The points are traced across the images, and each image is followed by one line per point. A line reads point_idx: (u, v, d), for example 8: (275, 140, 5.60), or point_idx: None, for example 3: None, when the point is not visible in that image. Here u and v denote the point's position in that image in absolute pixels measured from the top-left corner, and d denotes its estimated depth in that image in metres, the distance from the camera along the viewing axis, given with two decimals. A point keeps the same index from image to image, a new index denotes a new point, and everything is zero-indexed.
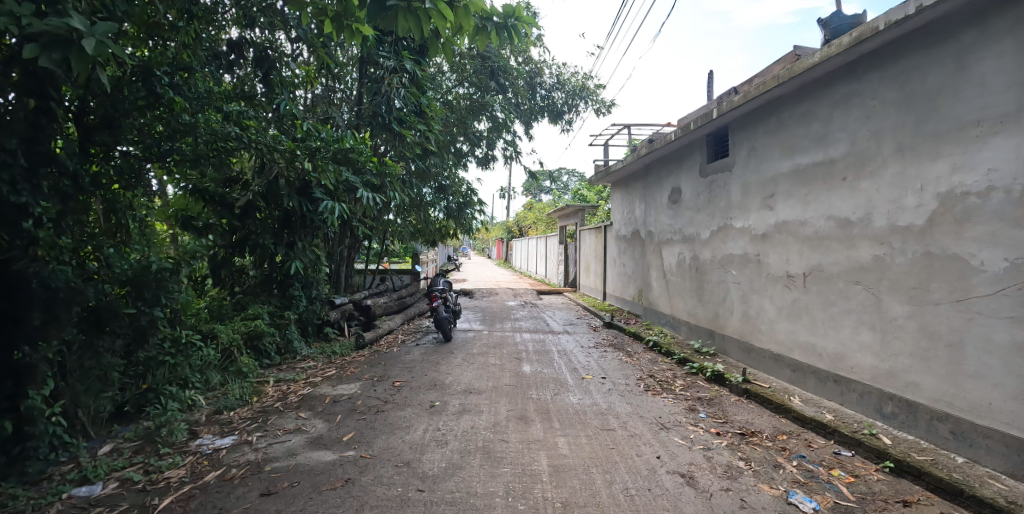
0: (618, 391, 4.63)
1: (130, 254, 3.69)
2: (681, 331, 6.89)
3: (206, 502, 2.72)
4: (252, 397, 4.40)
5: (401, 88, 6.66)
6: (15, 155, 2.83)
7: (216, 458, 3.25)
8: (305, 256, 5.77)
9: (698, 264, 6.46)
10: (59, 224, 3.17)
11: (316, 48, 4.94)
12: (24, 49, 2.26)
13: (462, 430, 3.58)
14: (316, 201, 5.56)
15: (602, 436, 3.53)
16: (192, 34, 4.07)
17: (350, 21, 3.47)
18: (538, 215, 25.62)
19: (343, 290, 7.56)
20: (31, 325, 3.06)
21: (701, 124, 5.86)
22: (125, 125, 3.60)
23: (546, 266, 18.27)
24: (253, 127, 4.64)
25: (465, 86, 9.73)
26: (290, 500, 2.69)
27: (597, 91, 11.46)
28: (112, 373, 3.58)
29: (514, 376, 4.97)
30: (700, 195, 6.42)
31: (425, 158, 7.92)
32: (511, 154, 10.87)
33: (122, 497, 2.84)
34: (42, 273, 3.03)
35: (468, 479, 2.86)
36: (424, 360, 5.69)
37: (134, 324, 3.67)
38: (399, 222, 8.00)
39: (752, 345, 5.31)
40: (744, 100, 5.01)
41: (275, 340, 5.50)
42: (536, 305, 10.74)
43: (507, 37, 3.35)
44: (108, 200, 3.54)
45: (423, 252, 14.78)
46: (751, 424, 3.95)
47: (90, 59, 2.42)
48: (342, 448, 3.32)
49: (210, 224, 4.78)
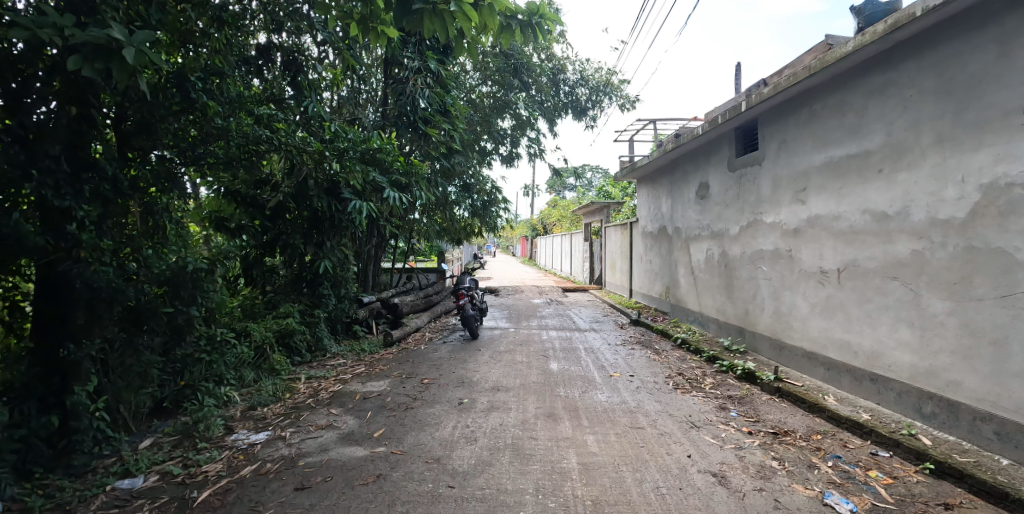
0: (647, 388, 4.59)
1: (168, 255, 3.82)
2: (710, 329, 6.78)
3: (244, 495, 2.79)
4: (284, 394, 4.47)
5: (426, 88, 6.76)
6: (58, 161, 3.01)
7: (251, 453, 3.33)
8: (334, 256, 5.87)
9: (727, 259, 6.34)
10: (100, 227, 3.31)
11: (341, 49, 5.03)
12: (69, 61, 2.39)
13: (491, 427, 3.59)
14: (344, 201, 5.66)
15: (632, 434, 3.50)
16: (224, 40, 4.14)
17: (377, 23, 3.50)
18: (562, 212, 25.49)
19: (371, 288, 7.65)
20: (74, 324, 3.22)
21: (729, 117, 5.73)
22: (161, 129, 3.70)
23: (572, 264, 18.18)
24: (283, 129, 4.78)
25: (489, 84, 9.75)
26: (324, 494, 2.73)
27: (621, 87, 11.32)
28: (151, 371, 3.71)
29: (542, 374, 4.96)
30: (728, 190, 6.32)
31: (449, 157, 7.92)
32: (535, 151, 10.85)
33: (163, 490, 2.93)
34: (84, 273, 3.18)
35: (497, 476, 2.86)
36: (450, 358, 5.70)
37: (172, 323, 3.81)
38: (424, 221, 8.07)
39: (784, 343, 5.18)
40: (773, 92, 4.89)
41: (306, 338, 5.59)
42: (562, 304, 10.50)
43: (532, 35, 3.34)
44: (146, 204, 3.67)
45: (448, 251, 15.02)
46: (784, 423, 3.86)
47: (131, 67, 2.51)
48: (373, 444, 3.36)
49: (242, 226, 4.91)
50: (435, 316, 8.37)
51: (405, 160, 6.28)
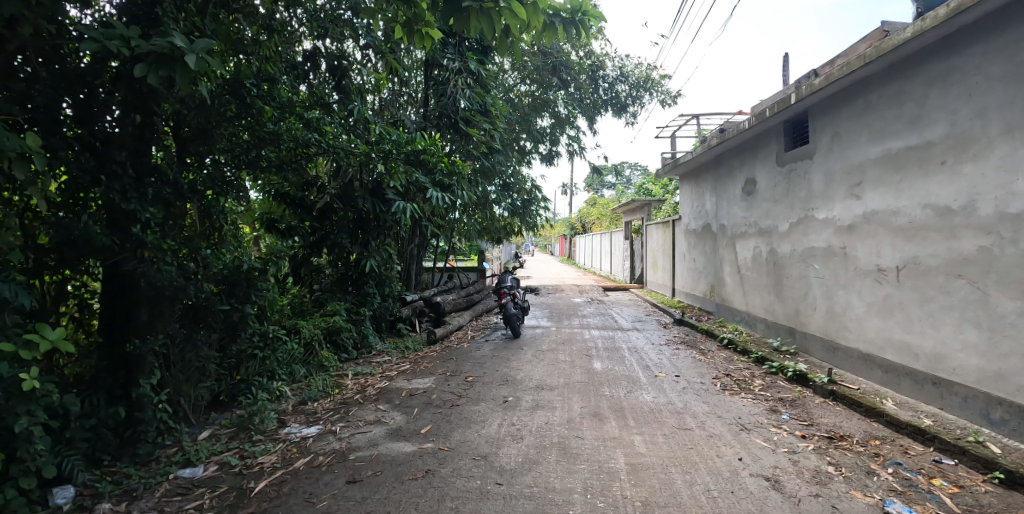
0: (694, 389, 4.49)
1: (224, 255, 3.99)
2: (758, 329, 6.58)
3: (297, 486, 2.88)
4: (333, 389, 4.59)
5: (466, 89, 6.83)
6: (124, 166, 3.18)
7: (304, 446, 3.44)
8: (378, 255, 6.00)
9: (776, 257, 6.13)
10: (162, 228, 3.49)
11: (384, 53, 5.12)
12: (137, 69, 2.53)
13: (537, 425, 3.59)
14: (388, 202, 5.77)
15: (680, 435, 3.43)
16: (274, 47, 4.29)
17: (421, 25, 3.55)
18: (601, 211, 25.25)
19: (414, 287, 7.78)
20: (139, 320, 3.41)
21: (778, 110, 5.55)
22: (216, 135, 3.85)
23: (611, 263, 17.99)
24: (331, 132, 4.90)
25: (527, 83, 9.82)
26: (375, 488, 2.79)
27: (662, 82, 11.10)
28: (209, 366, 3.89)
29: (585, 373, 4.92)
30: (776, 185, 6.12)
31: (489, 157, 7.97)
32: (575, 149, 10.80)
33: (222, 480, 3.06)
34: (149, 273, 3.35)
35: (545, 474, 2.86)
36: (493, 356, 5.72)
37: (228, 320, 3.98)
38: (466, 221, 8.15)
39: (838, 344, 4.98)
40: (825, 83, 4.70)
41: (353, 335, 5.72)
42: (602, 303, 10.40)
43: (575, 33, 3.32)
44: (203, 206, 3.83)
45: (489, 249, 15.19)
46: (839, 427, 3.71)
47: (192, 74, 2.63)
48: (421, 440, 3.41)
49: (292, 227, 5.17)
50: (477, 314, 8.44)
51: (448, 161, 6.35)
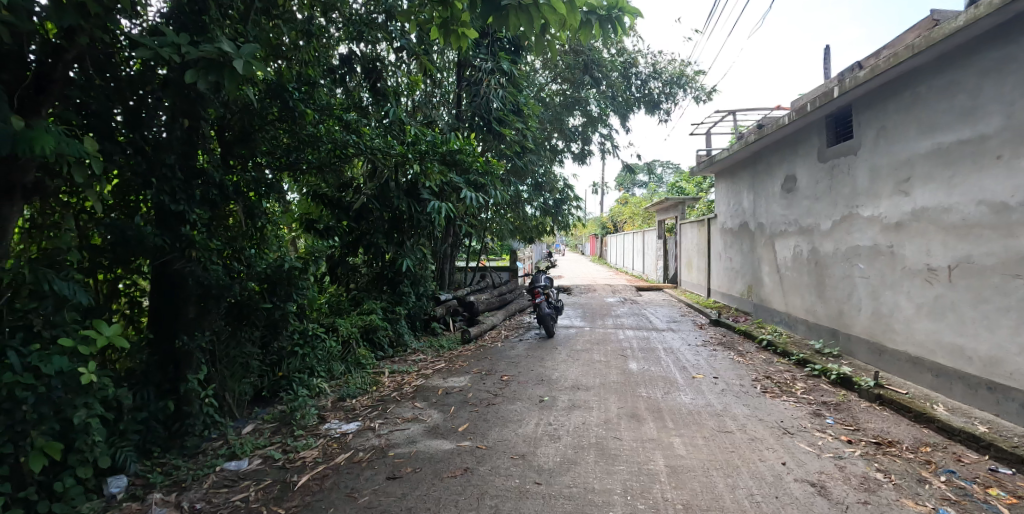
0: (733, 391, 4.40)
1: (267, 254, 4.12)
2: (799, 330, 6.40)
3: (339, 481, 2.94)
4: (371, 387, 4.67)
5: (499, 89, 6.87)
6: (173, 169, 3.34)
7: (344, 442, 3.51)
8: (413, 255, 6.09)
9: (818, 257, 5.95)
10: (209, 228, 3.65)
11: (418, 55, 5.17)
12: (188, 74, 2.62)
13: (574, 425, 3.57)
14: (423, 202, 5.87)
15: (721, 438, 3.36)
16: (312, 51, 4.39)
17: (457, 25, 3.58)
18: (633, 210, 24.95)
19: (447, 286, 7.86)
20: (186, 317, 3.55)
21: (819, 104, 5.39)
22: (257, 138, 3.99)
23: (644, 263, 17.76)
24: (368, 133, 4.97)
25: (559, 82, 9.86)
26: (415, 484, 2.83)
27: (696, 78, 10.90)
28: (252, 362, 4.01)
29: (621, 374, 4.87)
30: (818, 182, 5.94)
31: (521, 156, 7.98)
32: (608, 148, 10.72)
33: (267, 473, 3.14)
34: (196, 271, 3.50)
35: (584, 475, 2.84)
36: (527, 356, 5.73)
37: (269, 318, 4.09)
38: (498, 220, 8.18)
39: (884, 347, 4.80)
40: (869, 76, 4.55)
41: (389, 334, 5.82)
42: (636, 303, 10.29)
43: (611, 30, 3.30)
44: (248, 207, 3.96)
45: (521, 249, 15.24)
46: (887, 432, 3.57)
47: (240, 78, 2.72)
48: (458, 438, 3.44)
49: (330, 227, 5.30)
50: (510, 314, 8.46)
51: (484, 161, 6.40)
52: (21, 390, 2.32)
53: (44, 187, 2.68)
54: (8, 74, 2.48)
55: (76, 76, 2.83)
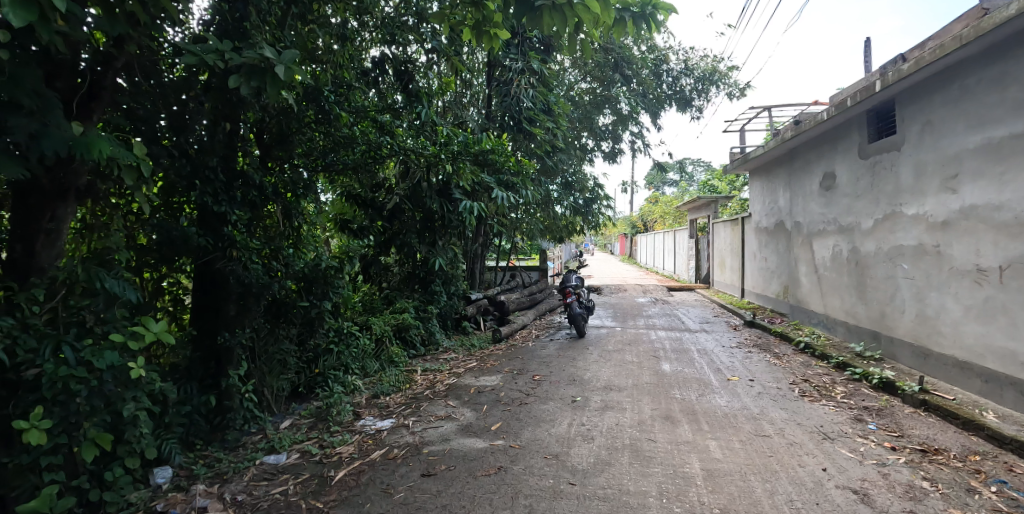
0: (770, 394, 4.30)
1: (306, 253, 4.20)
2: (838, 332, 6.22)
3: (375, 477, 3.00)
4: (404, 384, 4.74)
5: (529, 88, 6.90)
6: (215, 172, 3.47)
7: (379, 438, 3.58)
8: (445, 254, 6.16)
9: (859, 256, 5.77)
10: (249, 229, 3.76)
11: (449, 55, 5.19)
12: (232, 80, 2.71)
13: (607, 426, 3.56)
14: (455, 201, 5.97)
15: (758, 442, 3.30)
16: (346, 55, 4.49)
17: (489, 26, 3.59)
18: (664, 209, 24.60)
19: (478, 285, 7.91)
20: (228, 315, 3.66)
21: (860, 99, 5.22)
22: (295, 140, 4.09)
23: (675, 263, 17.52)
24: (402, 134, 5.03)
25: (588, 80, 9.81)
26: (450, 482, 2.87)
27: (729, 74, 10.68)
28: (289, 359, 4.12)
29: (654, 375, 4.83)
30: (859, 179, 5.76)
31: (551, 155, 7.97)
32: (639, 146, 10.60)
33: (304, 467, 3.23)
34: (237, 270, 3.59)
35: (618, 476, 2.83)
36: (559, 356, 5.73)
37: (306, 316, 4.20)
38: (528, 220, 8.19)
39: (929, 350, 4.62)
40: (914, 69, 4.38)
41: (421, 332, 5.89)
42: (668, 303, 10.17)
43: (646, 27, 3.26)
44: (285, 208, 4.07)
45: (550, 248, 15.25)
46: (933, 440, 3.44)
47: (281, 83, 2.79)
48: (491, 437, 3.46)
49: (364, 227, 5.37)
50: (540, 314, 8.46)
51: (515, 161, 6.43)
52: (75, 383, 2.42)
53: (96, 189, 2.79)
54: (62, 82, 2.53)
55: (124, 83, 2.87)
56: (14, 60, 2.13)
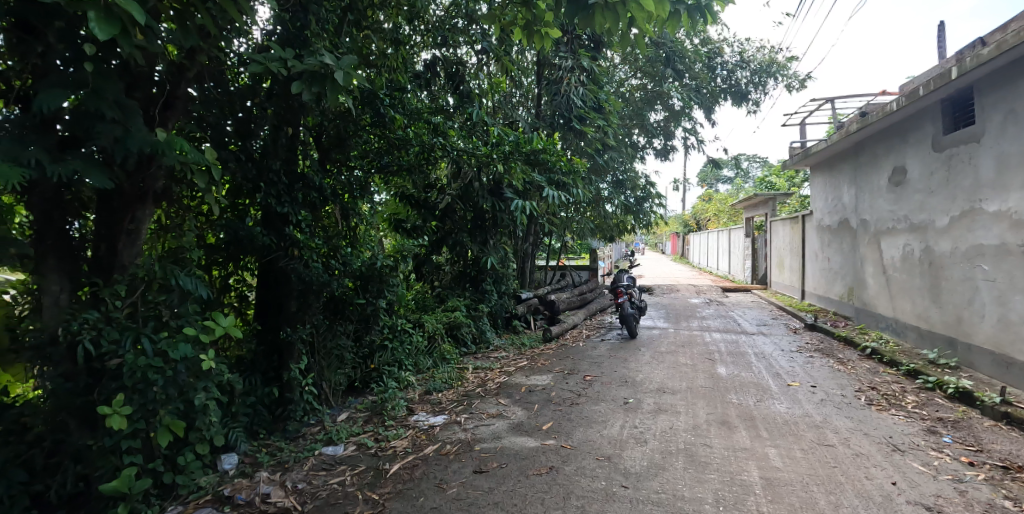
0: (833, 402, 4.10)
1: (363, 253, 4.32)
2: (909, 338, 5.84)
3: (429, 472, 3.07)
4: (456, 381, 4.82)
5: (579, 86, 6.87)
6: (278, 174, 3.64)
7: (432, 434, 3.65)
8: (496, 253, 6.22)
9: (933, 256, 5.39)
10: (310, 229, 3.90)
11: (500, 56, 5.28)
12: (294, 86, 2.83)
13: (661, 429, 3.50)
14: (506, 200, 6.04)
15: (821, 452, 3.15)
16: (399, 59, 4.63)
17: (540, 26, 3.58)
18: (718, 207, 23.82)
19: (528, 284, 7.94)
20: (289, 310, 3.84)
21: (933, 87, 4.88)
22: (352, 142, 4.24)
23: (730, 263, 16.94)
24: (455, 135, 5.10)
25: (639, 76, 9.62)
26: (501, 479, 2.89)
27: (788, 65, 10.23)
28: (346, 354, 4.28)
29: (709, 378, 4.70)
30: (933, 174, 5.38)
31: (601, 153, 7.90)
32: (693, 142, 10.32)
33: (360, 459, 3.34)
34: (299, 269, 3.72)
35: (673, 481, 2.78)
36: (610, 356, 5.67)
37: (362, 313, 4.35)
38: (579, 219, 8.14)
39: (1012, 360, 4.27)
40: (993, 54, 4.05)
41: (472, 331, 5.98)
42: (723, 304, 9.86)
43: (701, 18, 3.15)
44: (342, 208, 4.23)
45: (600, 248, 15.04)
46: (1018, 456, 3.17)
47: (340, 88, 2.89)
48: (543, 436, 3.47)
49: (417, 226, 5.47)
50: (590, 314, 8.39)
51: (567, 159, 6.43)
52: (152, 372, 2.56)
53: (171, 192, 2.99)
54: (141, 93, 2.68)
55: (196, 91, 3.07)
56: (98, 74, 2.30)
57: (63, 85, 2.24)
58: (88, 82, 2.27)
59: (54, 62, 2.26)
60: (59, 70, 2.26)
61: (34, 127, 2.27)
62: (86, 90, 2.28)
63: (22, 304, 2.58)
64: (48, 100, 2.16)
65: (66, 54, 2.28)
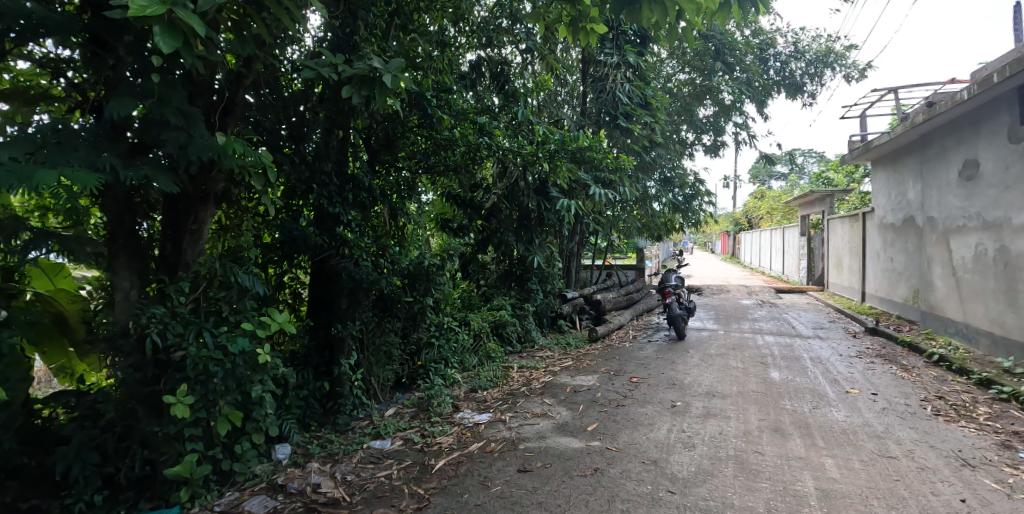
0: (896, 411, 3.87)
1: (411, 251, 4.37)
2: (981, 344, 5.43)
3: (473, 469, 3.09)
4: (502, 380, 4.85)
5: (625, 82, 6.79)
6: (330, 175, 3.76)
7: (477, 431, 3.69)
8: (541, 252, 6.23)
9: (1008, 257, 5.00)
10: (360, 229, 4.01)
11: (545, 54, 5.27)
12: (344, 90, 2.91)
13: (710, 434, 3.40)
14: (553, 200, 6.03)
15: (882, 464, 2.98)
16: (446, 61, 4.70)
17: (586, 22, 3.53)
18: (771, 204, 22.92)
19: (573, 284, 7.90)
20: (340, 308, 3.95)
21: (1007, 74, 4.53)
22: (401, 143, 4.40)
23: (784, 263, 16.26)
24: (500, 135, 5.09)
25: (687, 71, 9.39)
26: (545, 479, 2.89)
27: (846, 54, 9.72)
28: (394, 351, 4.37)
29: (761, 383, 4.53)
30: (1009, 167, 4.99)
31: (648, 151, 7.78)
32: (744, 137, 9.99)
33: (407, 454, 3.40)
34: (349, 267, 3.82)
35: (722, 488, 2.69)
36: (657, 358, 5.56)
37: (410, 311, 4.43)
38: (625, 218, 8.02)
39: None
40: None
41: (517, 329, 6.00)
42: (776, 306, 9.51)
43: (752, 8, 2.99)
44: (391, 208, 4.32)
45: (647, 248, 14.71)
46: None
47: (388, 90, 2.95)
48: (588, 438, 3.44)
49: (464, 225, 5.51)
50: (637, 314, 8.25)
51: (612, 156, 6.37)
52: (213, 365, 2.69)
53: (230, 194, 3.13)
54: (202, 100, 2.83)
55: (253, 98, 3.22)
56: (163, 84, 2.43)
57: (132, 94, 2.38)
58: (154, 92, 2.40)
59: (124, 74, 2.40)
60: (128, 81, 2.40)
61: (108, 135, 2.44)
62: (153, 99, 2.41)
63: (97, 299, 2.87)
64: (118, 108, 2.29)
65: (135, 66, 2.42)
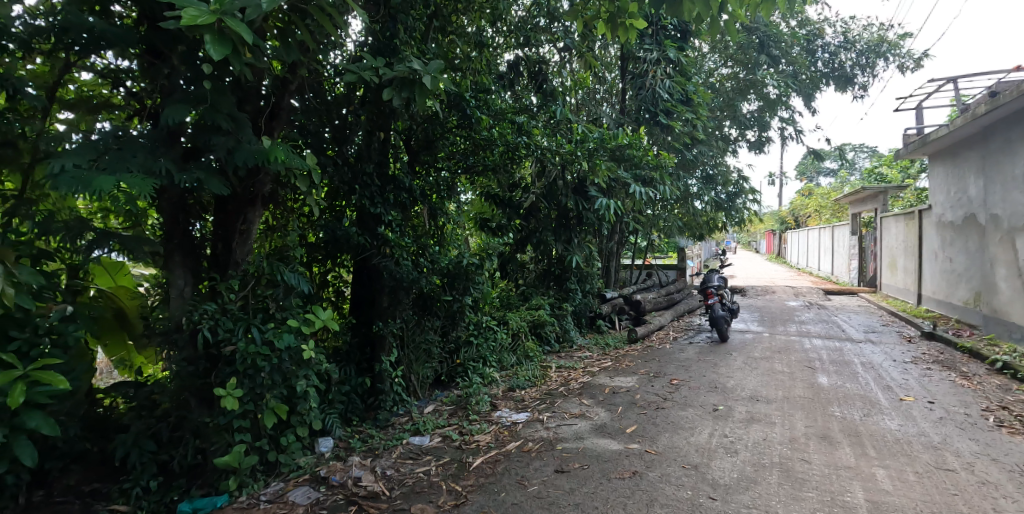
0: (955, 421, 3.65)
1: (450, 250, 4.41)
2: None
3: (510, 468, 3.10)
4: (540, 380, 4.84)
5: (665, 78, 6.68)
6: (371, 177, 3.86)
7: (514, 430, 3.70)
8: (580, 251, 6.18)
9: None
10: (400, 229, 4.08)
11: (583, 52, 5.24)
12: (385, 92, 2.97)
13: (754, 440, 3.30)
14: (591, 199, 5.99)
15: (939, 476, 2.81)
16: (484, 61, 4.73)
17: (625, 17, 3.46)
18: (819, 202, 22.01)
19: (613, 283, 7.81)
20: (381, 306, 4.05)
21: None
22: (441, 143, 4.44)
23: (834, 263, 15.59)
24: (539, 134, 5.07)
25: (730, 65, 9.13)
26: (583, 481, 2.87)
27: (900, 43, 9.25)
28: (433, 349, 4.43)
29: (809, 388, 4.37)
30: None
31: (689, 148, 7.63)
32: (790, 133, 9.64)
33: (445, 451, 3.44)
34: (390, 266, 3.91)
35: (766, 496, 2.61)
36: (699, 360, 5.43)
37: (449, 309, 4.48)
38: (666, 217, 7.86)
39: None
40: None
41: (555, 329, 5.99)
42: (825, 308, 9.12)
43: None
44: (430, 208, 4.38)
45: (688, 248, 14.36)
46: None
47: (428, 91, 3.00)
48: (627, 440, 3.39)
49: (502, 225, 5.54)
50: (678, 315, 8.09)
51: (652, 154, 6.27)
52: (260, 359, 2.80)
53: (277, 196, 3.23)
54: (250, 105, 2.94)
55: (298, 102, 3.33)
56: (214, 90, 2.53)
57: (186, 101, 2.49)
58: (207, 98, 2.51)
59: (178, 82, 2.52)
60: (182, 89, 2.52)
61: (163, 140, 2.57)
62: (205, 105, 2.52)
63: (153, 296, 2.96)
64: (173, 115, 2.40)
65: (187, 74, 2.53)
